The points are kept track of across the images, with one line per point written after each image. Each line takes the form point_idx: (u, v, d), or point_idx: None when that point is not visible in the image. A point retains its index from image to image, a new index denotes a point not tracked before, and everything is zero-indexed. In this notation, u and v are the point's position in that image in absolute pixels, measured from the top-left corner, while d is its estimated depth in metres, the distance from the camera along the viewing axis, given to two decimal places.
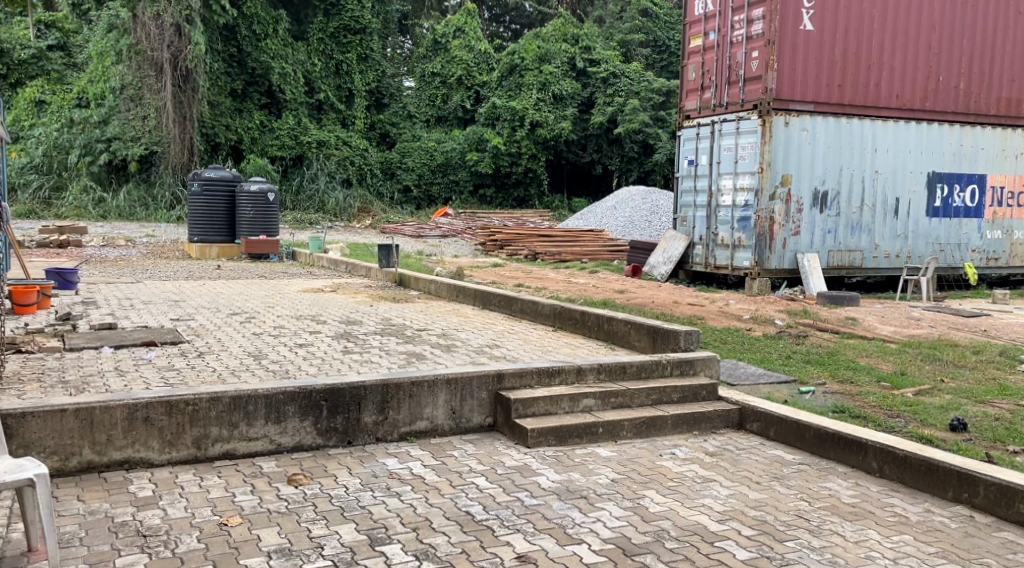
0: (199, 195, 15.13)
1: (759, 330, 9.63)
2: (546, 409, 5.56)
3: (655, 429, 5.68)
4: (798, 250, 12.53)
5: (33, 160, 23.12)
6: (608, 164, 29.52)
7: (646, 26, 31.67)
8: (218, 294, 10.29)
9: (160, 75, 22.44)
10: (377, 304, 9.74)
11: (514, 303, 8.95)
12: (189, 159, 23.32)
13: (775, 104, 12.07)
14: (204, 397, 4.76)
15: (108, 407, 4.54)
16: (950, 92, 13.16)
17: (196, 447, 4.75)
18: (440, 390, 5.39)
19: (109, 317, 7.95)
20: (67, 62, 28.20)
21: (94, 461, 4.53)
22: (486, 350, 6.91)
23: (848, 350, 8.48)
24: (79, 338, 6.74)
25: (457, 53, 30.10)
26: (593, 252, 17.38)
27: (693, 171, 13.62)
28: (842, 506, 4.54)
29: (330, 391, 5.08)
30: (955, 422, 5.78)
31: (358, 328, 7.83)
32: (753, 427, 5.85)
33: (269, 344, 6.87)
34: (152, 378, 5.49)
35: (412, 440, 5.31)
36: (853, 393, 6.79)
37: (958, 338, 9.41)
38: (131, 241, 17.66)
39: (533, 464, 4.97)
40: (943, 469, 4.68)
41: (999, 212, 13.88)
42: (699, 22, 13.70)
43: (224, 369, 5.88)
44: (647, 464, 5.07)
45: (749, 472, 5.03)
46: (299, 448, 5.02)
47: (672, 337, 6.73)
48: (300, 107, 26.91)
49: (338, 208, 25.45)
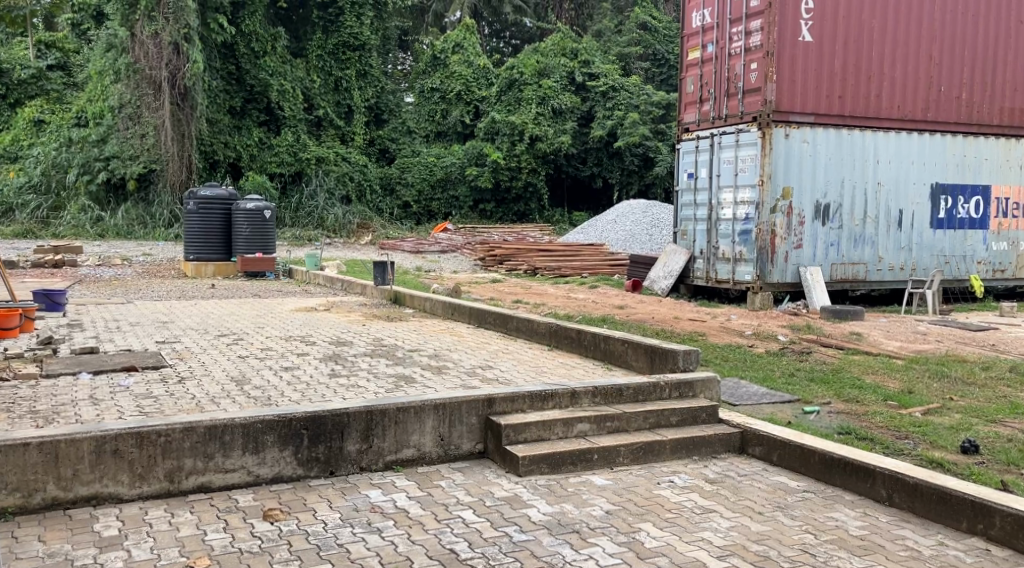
0: (195, 214, 14.91)
1: (762, 346, 9.38)
2: (538, 435, 5.33)
3: (653, 454, 5.43)
4: (801, 263, 12.30)
5: (31, 180, 23.11)
6: (608, 177, 29.36)
7: (646, 39, 31.65)
8: (208, 315, 10.05)
9: (158, 94, 22.33)
10: (370, 323, 9.52)
11: (510, 321, 8.71)
12: (187, 177, 23.14)
13: (775, 116, 11.87)
14: (177, 428, 4.53)
15: (74, 440, 4.31)
16: (952, 103, 12.97)
17: (169, 480, 4.52)
18: (427, 416, 5.16)
19: (92, 341, 7.73)
20: (66, 81, 28.21)
21: (58, 498, 4.30)
22: (477, 372, 6.67)
23: (853, 367, 8.23)
24: (58, 364, 6.51)
25: (457, 69, 29.96)
26: (593, 266, 17.13)
27: (693, 184, 13.41)
28: (850, 540, 4.29)
29: (311, 419, 4.85)
30: (967, 445, 5.57)
31: (348, 350, 7.60)
32: (755, 451, 5.61)
33: (254, 368, 6.63)
34: (126, 407, 5.26)
35: (398, 469, 5.07)
36: (859, 413, 6.54)
37: (966, 353, 9.16)
38: (127, 260, 17.46)
39: (523, 495, 4.73)
40: (956, 498, 4.43)
41: (1004, 223, 13.66)
42: (697, 35, 13.52)
43: (203, 396, 5.64)
44: (644, 494, 4.82)
45: (751, 501, 4.78)
46: (279, 479, 4.79)
47: (670, 357, 6.50)
48: (299, 123, 26.75)
49: (337, 225, 25.11)
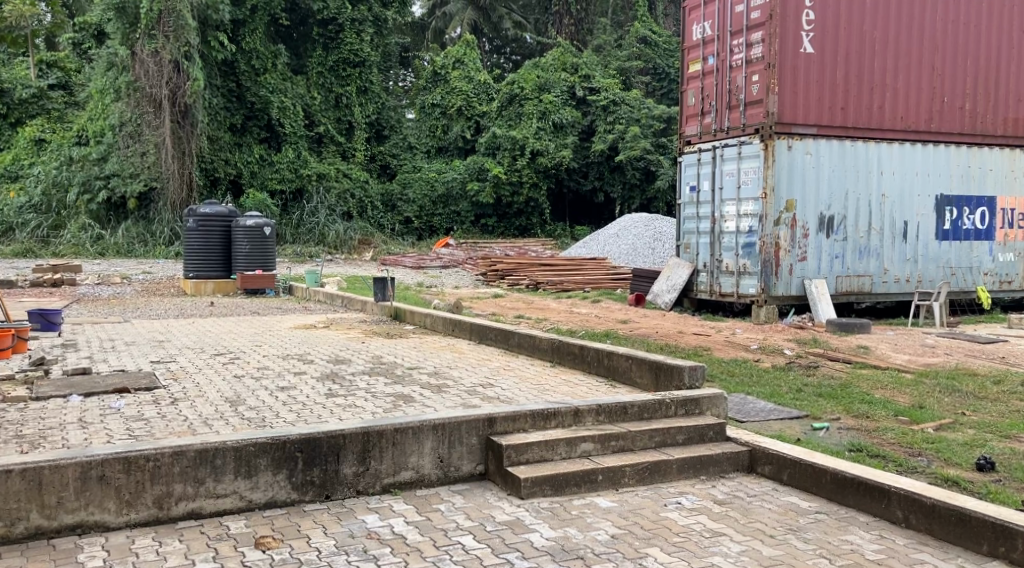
0: (195, 231, 14.77)
1: (768, 361, 9.21)
2: (540, 455, 5.16)
3: (660, 475, 5.26)
4: (806, 276, 12.14)
5: (32, 200, 23.04)
6: (610, 191, 29.22)
7: (645, 52, 31.77)
8: (206, 334, 9.89)
9: (158, 112, 22.25)
10: (370, 341, 9.36)
11: (511, 338, 8.55)
12: (188, 195, 23.00)
13: (777, 127, 11.75)
14: (166, 452, 4.38)
15: (58, 466, 4.16)
16: (956, 113, 12.85)
17: (157, 507, 4.36)
18: (426, 437, 5.00)
19: (85, 362, 7.57)
20: (67, 100, 28.24)
21: (42, 527, 4.15)
22: (478, 390, 6.50)
23: (862, 382, 8.05)
24: (49, 386, 6.34)
25: (457, 84, 29.91)
26: (595, 281, 16.98)
27: (695, 197, 13.29)
28: (867, 565, 4.12)
29: (306, 441, 4.69)
30: (982, 462, 5.41)
31: (346, 368, 7.45)
32: (764, 470, 5.44)
33: (249, 389, 6.46)
34: (116, 431, 5.10)
35: (396, 492, 4.90)
36: (870, 429, 6.37)
37: (976, 367, 8.99)
38: (126, 278, 17.31)
39: (526, 519, 4.56)
40: (977, 520, 4.26)
41: (1011, 234, 13.51)
42: (698, 47, 13.43)
43: (196, 418, 5.48)
44: (650, 517, 4.65)
45: (762, 524, 4.61)
46: (273, 504, 4.63)
47: (676, 373, 6.32)
48: (300, 140, 26.66)
49: (338, 241, 24.90)
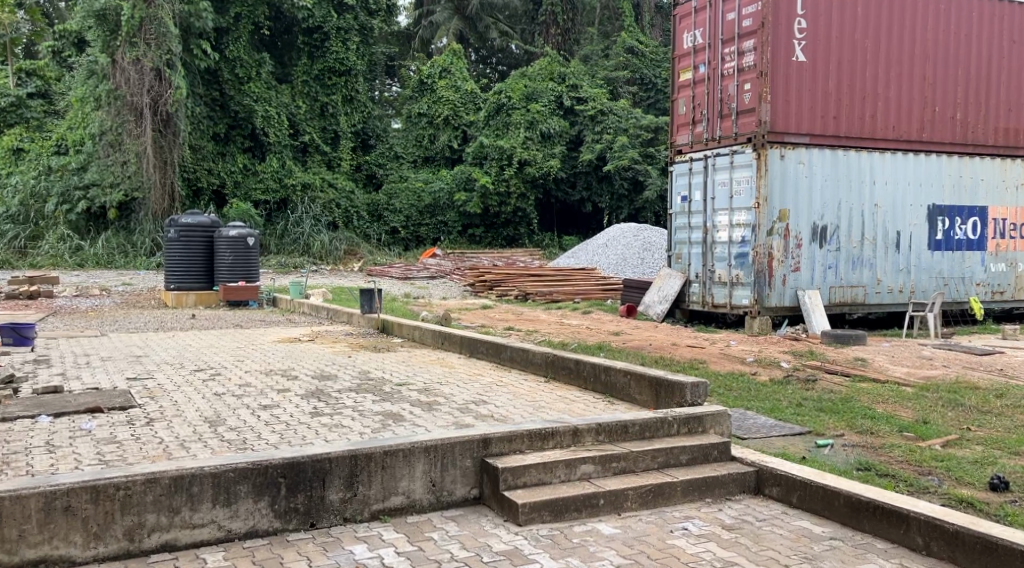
0: (177, 242, 14.42)
1: (766, 374, 8.99)
2: (538, 479, 4.88)
3: (663, 498, 4.99)
4: (800, 286, 11.95)
5: (9, 210, 22.52)
6: (597, 201, 29.09)
7: (632, 62, 31.79)
8: (187, 348, 9.54)
9: (140, 120, 21.77)
10: (356, 355, 9.04)
11: (503, 351, 8.27)
12: (170, 204, 22.69)
13: (770, 136, 11.56)
14: (138, 480, 4.07)
15: (20, 497, 3.85)
16: (948, 123, 12.72)
17: (128, 539, 4.05)
18: (417, 459, 4.71)
19: (58, 380, 7.21)
20: (47, 109, 27.75)
21: (2, 563, 3.83)
22: (470, 407, 6.22)
23: (863, 396, 7.83)
24: (17, 406, 6.00)
25: (445, 94, 29.53)
26: (585, 291, 16.74)
27: (687, 208, 13.05)
28: None
29: (289, 466, 4.39)
30: (996, 482, 5.19)
31: (332, 384, 7.13)
32: (772, 491, 5.18)
33: (229, 407, 6.14)
34: (85, 455, 4.79)
35: (385, 519, 4.60)
36: (876, 446, 6.13)
37: (976, 379, 8.80)
38: (106, 290, 16.88)
39: (525, 548, 4.29)
40: (1004, 548, 4.01)
41: (1002, 244, 13.37)
42: (688, 56, 13.25)
43: (173, 439, 5.17)
44: (657, 544, 4.38)
45: (775, 552, 4.35)
46: (254, 534, 4.32)
47: (677, 390, 6.05)
48: (284, 149, 26.28)
49: (324, 250, 24.57)
